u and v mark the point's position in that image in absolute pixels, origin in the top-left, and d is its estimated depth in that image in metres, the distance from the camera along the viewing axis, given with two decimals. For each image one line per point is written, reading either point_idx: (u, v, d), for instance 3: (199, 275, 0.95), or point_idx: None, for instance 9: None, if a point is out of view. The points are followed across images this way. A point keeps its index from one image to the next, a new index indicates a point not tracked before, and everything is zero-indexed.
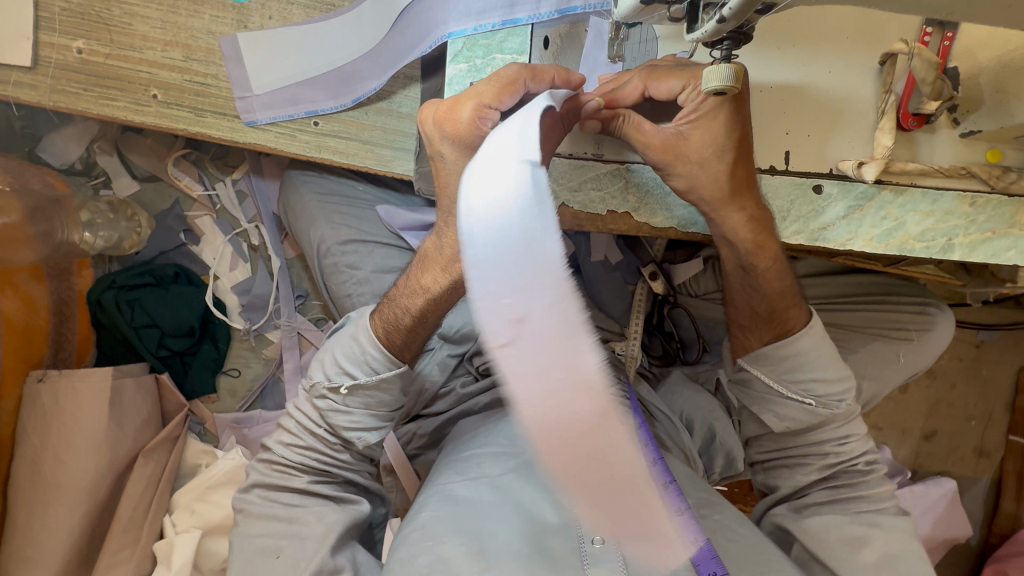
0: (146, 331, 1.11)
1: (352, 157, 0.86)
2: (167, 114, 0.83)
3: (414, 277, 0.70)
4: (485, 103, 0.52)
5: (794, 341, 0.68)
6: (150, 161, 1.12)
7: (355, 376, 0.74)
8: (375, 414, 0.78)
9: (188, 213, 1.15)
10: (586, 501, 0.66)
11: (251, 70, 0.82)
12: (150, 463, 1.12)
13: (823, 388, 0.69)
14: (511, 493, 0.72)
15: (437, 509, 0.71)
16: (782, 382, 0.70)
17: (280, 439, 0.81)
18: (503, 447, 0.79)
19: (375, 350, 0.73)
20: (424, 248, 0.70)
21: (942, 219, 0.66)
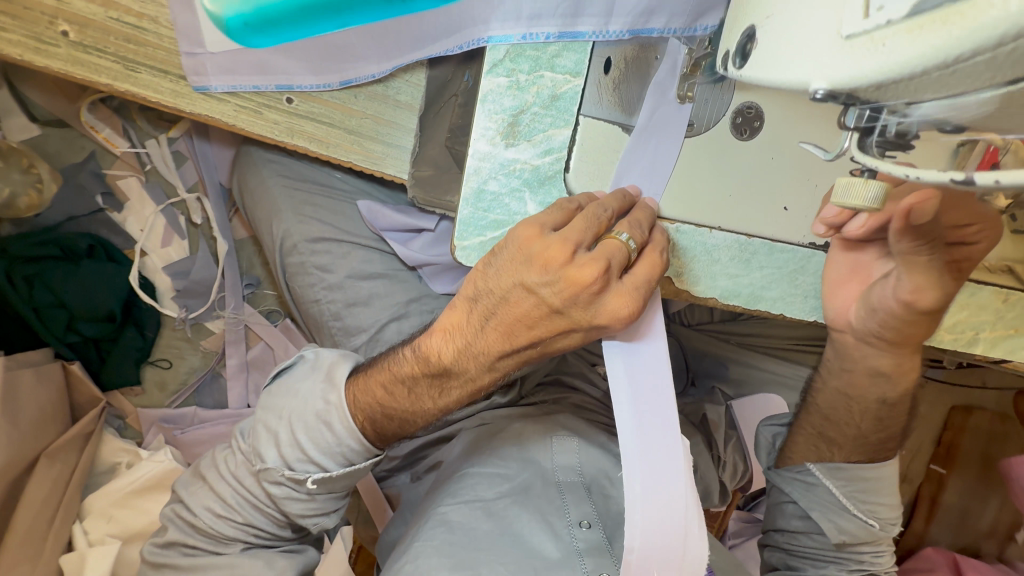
0: (51, 314, 0.92)
1: (333, 148, 0.70)
2: (85, 62, 0.63)
3: (418, 375, 0.56)
4: (586, 248, 0.47)
5: (880, 467, 0.66)
6: (54, 100, 0.88)
7: (326, 469, 0.61)
8: (337, 496, 0.66)
9: (107, 172, 0.93)
10: (588, 530, 0.72)
11: (203, 15, 0.62)
12: (55, 467, 0.95)
13: (885, 510, 0.67)
14: (508, 521, 0.71)
15: (431, 538, 0.68)
16: (849, 496, 0.67)
17: (206, 504, 0.66)
18: (496, 467, 0.76)
19: (354, 441, 0.61)
20: (430, 348, 0.55)
21: (972, 313, 0.64)
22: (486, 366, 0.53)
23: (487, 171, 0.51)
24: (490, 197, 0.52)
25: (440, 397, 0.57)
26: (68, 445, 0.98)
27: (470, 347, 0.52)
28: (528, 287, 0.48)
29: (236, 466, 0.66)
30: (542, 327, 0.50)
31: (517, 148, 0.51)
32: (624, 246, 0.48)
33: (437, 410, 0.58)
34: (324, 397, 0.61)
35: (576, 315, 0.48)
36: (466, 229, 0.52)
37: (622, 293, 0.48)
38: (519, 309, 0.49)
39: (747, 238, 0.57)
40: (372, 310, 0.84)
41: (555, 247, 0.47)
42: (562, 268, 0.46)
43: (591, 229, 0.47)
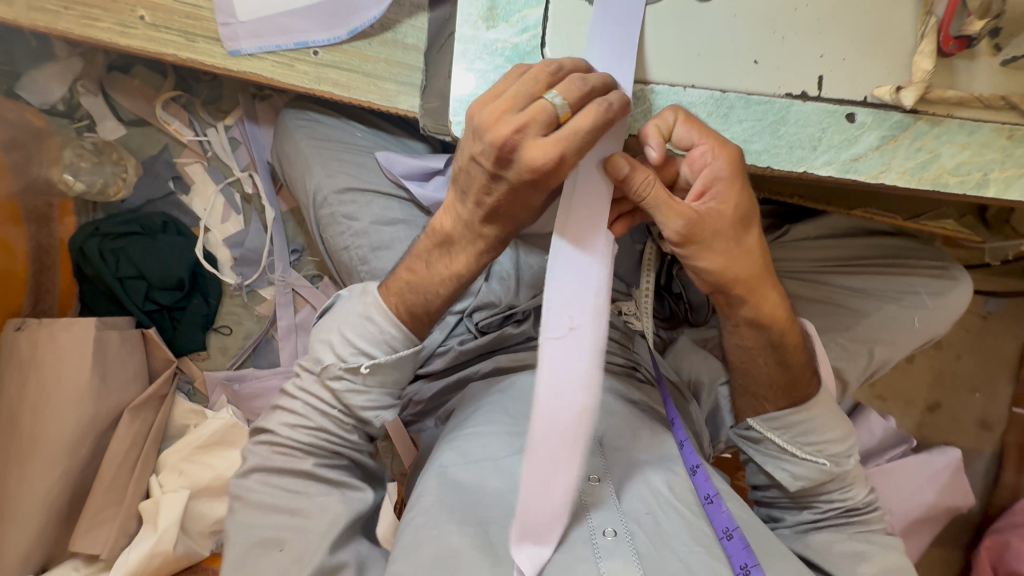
0: (133, 282, 1.06)
1: (354, 90, 0.81)
2: (157, 39, 0.78)
3: (434, 258, 0.67)
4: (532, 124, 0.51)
5: (808, 405, 0.71)
6: (137, 103, 1.06)
7: (374, 356, 0.68)
8: (392, 395, 0.71)
9: (177, 160, 1.10)
10: (597, 484, 0.70)
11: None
12: (137, 422, 1.07)
13: (831, 445, 0.72)
14: (517, 478, 0.69)
15: (438, 493, 0.67)
16: (794, 441, 0.73)
17: (282, 420, 0.71)
18: (505, 422, 0.75)
19: (394, 328, 0.68)
20: (440, 223, 0.65)
21: (976, 153, 0.62)
22: (479, 232, 0.63)
23: (473, 52, 0.59)
24: (478, 75, 0.60)
25: (450, 265, 0.66)
26: (146, 404, 1.10)
27: (461, 216, 0.63)
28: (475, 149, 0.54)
29: (304, 379, 0.72)
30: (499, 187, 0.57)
31: (497, 29, 0.59)
32: (552, 106, 0.51)
33: (450, 279, 0.67)
34: (362, 301, 0.69)
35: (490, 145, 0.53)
36: (460, 105, 0.60)
37: (553, 145, 0.51)
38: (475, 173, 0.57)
39: (722, 94, 0.60)
40: (394, 252, 0.92)
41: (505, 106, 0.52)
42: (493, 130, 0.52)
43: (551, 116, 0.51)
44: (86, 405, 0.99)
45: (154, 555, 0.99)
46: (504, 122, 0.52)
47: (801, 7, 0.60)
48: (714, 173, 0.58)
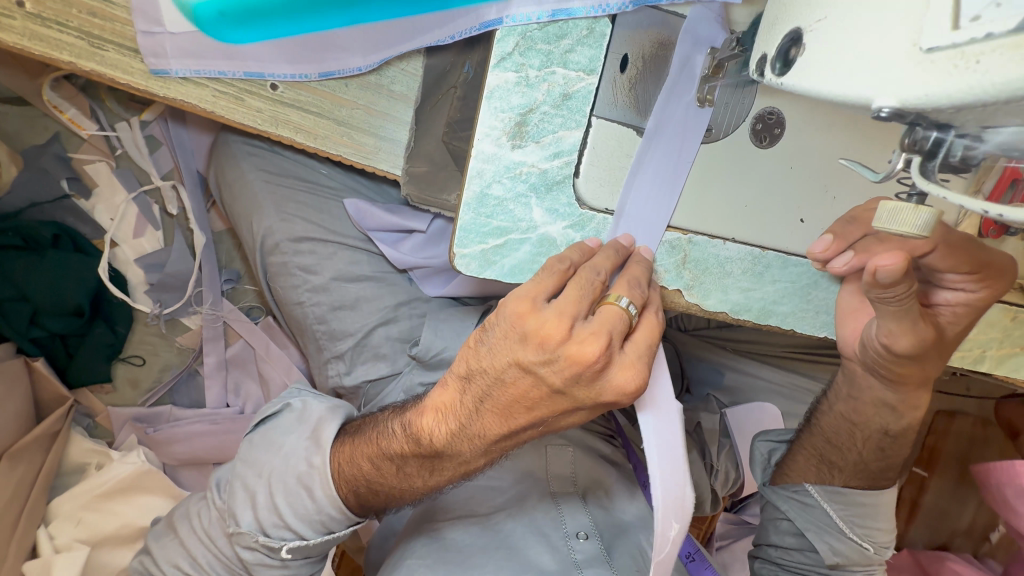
0: (16, 306, 0.87)
1: (322, 141, 0.65)
2: (44, 36, 0.57)
3: (412, 454, 0.54)
4: (581, 316, 0.44)
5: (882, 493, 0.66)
6: (13, 76, 0.80)
7: (304, 537, 0.61)
8: (314, 561, 0.66)
9: (74, 155, 0.86)
10: (585, 541, 0.73)
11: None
12: (17, 472, 0.89)
13: (883, 535, 0.66)
14: (506, 537, 0.73)
15: (423, 556, 0.70)
16: (847, 519, 0.67)
17: (177, 561, 0.67)
18: (491, 478, 0.79)
19: (334, 507, 0.60)
20: (425, 428, 0.51)
21: (980, 330, 0.62)
22: (483, 446, 0.50)
23: (491, 173, 0.47)
24: (494, 202, 0.48)
25: (435, 473, 0.55)
26: (32, 446, 0.92)
27: (469, 428, 0.49)
28: (518, 364, 0.44)
29: (210, 522, 0.66)
30: (543, 408, 0.47)
31: (524, 150, 0.47)
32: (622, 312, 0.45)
33: (427, 483, 0.56)
34: (306, 457, 0.61)
35: (579, 395, 0.45)
36: (467, 235, 0.49)
37: (623, 358, 0.45)
38: (518, 389, 0.46)
39: (761, 251, 0.54)
40: (358, 314, 0.80)
41: (551, 323, 0.43)
42: (544, 340, 0.43)
43: (612, 318, 0.44)
44: None
45: None
46: (562, 329, 0.43)
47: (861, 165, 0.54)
48: (969, 301, 0.53)
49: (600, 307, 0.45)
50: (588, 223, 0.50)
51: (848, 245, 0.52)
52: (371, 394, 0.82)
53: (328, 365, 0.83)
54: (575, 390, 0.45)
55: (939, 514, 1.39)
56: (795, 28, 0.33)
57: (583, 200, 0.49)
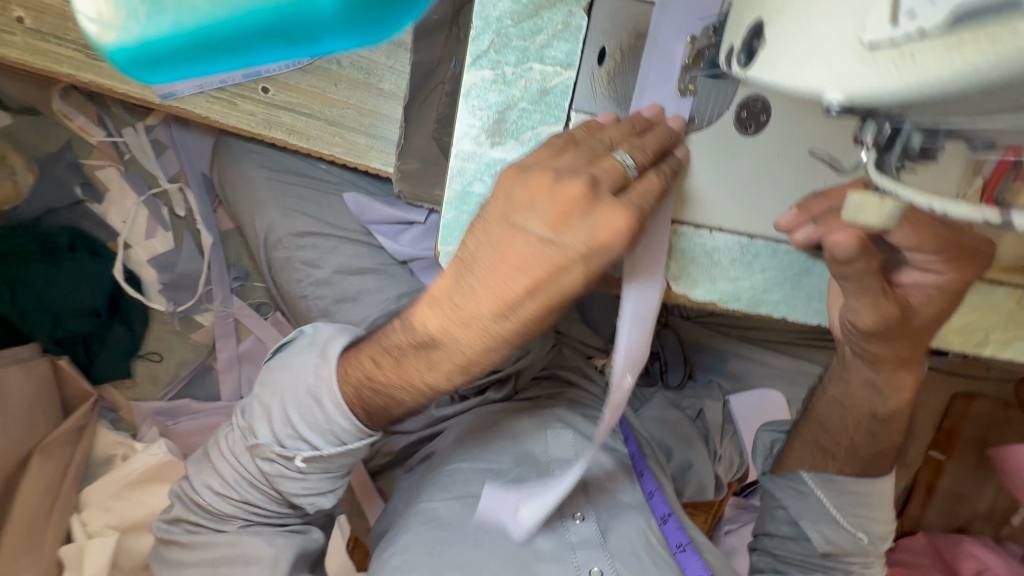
0: (36, 310, 0.89)
1: (315, 141, 0.66)
2: (46, 52, 0.59)
3: (410, 358, 0.52)
4: (571, 170, 0.42)
5: (876, 481, 0.65)
6: (25, 87, 0.83)
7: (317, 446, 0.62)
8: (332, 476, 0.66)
9: (85, 162, 0.89)
10: (582, 523, 0.75)
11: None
12: (49, 465, 0.94)
13: (877, 526, 0.66)
14: None
15: (418, 533, 0.71)
16: (840, 509, 0.66)
17: (207, 482, 0.69)
18: (490, 461, 0.79)
19: (344, 418, 0.60)
20: (420, 322, 0.49)
21: (983, 315, 0.61)
22: (479, 326, 0.45)
23: (472, 172, 0.48)
24: (476, 200, 0.48)
25: (430, 375, 0.51)
26: (61, 441, 0.97)
27: (461, 309, 0.45)
28: (508, 220, 0.42)
29: (235, 444, 0.68)
30: (539, 269, 0.42)
31: (504, 148, 0.47)
32: (623, 165, 0.43)
33: (424, 393, 0.54)
34: (317, 369, 0.62)
35: (576, 245, 0.41)
36: (450, 233, 0.49)
37: (621, 205, 0.41)
38: (509, 253, 0.42)
39: (749, 240, 0.54)
40: (361, 306, 0.80)
41: (538, 178, 0.42)
42: (528, 196, 0.42)
43: (607, 168, 0.42)
44: None
45: None
46: (549, 185, 0.41)
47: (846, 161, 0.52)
48: (943, 283, 0.52)
49: (595, 159, 0.43)
50: None
51: (813, 218, 0.50)
52: None
53: None
54: (573, 243, 0.41)
55: (957, 498, 1.37)
56: (756, 19, 0.30)
57: None
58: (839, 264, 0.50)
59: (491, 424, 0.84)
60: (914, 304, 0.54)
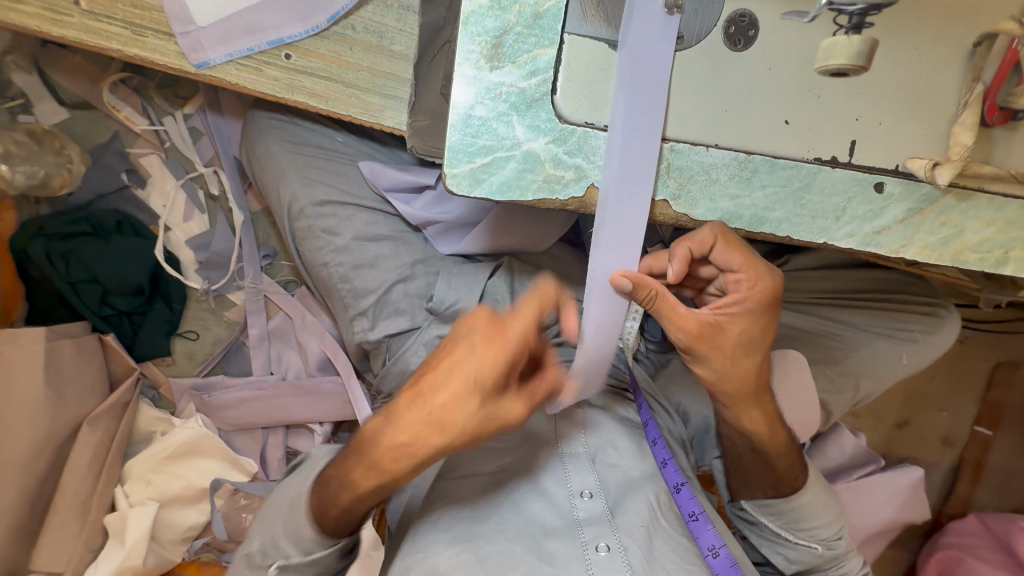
0: (85, 287, 0.97)
1: (332, 103, 0.71)
2: (98, 30, 0.66)
3: (355, 462, 0.60)
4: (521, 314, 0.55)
5: (798, 498, 0.75)
6: (80, 83, 0.93)
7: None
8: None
9: (130, 150, 0.98)
10: (590, 500, 0.75)
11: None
12: (96, 436, 1.00)
13: (825, 530, 0.76)
14: (511, 498, 0.75)
15: (440, 518, 0.74)
16: (781, 524, 0.77)
17: None
18: (499, 441, 0.81)
19: (312, 530, 0.64)
20: (368, 427, 0.60)
21: (1000, 230, 0.59)
22: (403, 447, 0.56)
23: (474, 96, 0.51)
24: (478, 122, 0.52)
25: (365, 482, 0.59)
26: (107, 414, 1.02)
27: (391, 420, 0.57)
28: (457, 340, 0.55)
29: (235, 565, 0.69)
30: (460, 387, 0.53)
31: (502, 71, 0.51)
32: (547, 315, 0.56)
33: (365, 493, 0.60)
34: (301, 486, 0.66)
35: (500, 371, 0.54)
36: (456, 156, 0.52)
37: (527, 321, 0.54)
38: (446, 364, 0.55)
39: (746, 155, 0.55)
40: (377, 272, 0.85)
41: (494, 318, 0.56)
42: (480, 323, 0.55)
43: (539, 316, 0.55)
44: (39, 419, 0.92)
45: (123, 570, 0.97)
46: (509, 322, 0.54)
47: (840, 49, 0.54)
48: (743, 300, 0.61)
49: (539, 306, 0.55)
50: (569, 137, 0.53)
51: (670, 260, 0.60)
52: (394, 347, 0.88)
53: (355, 322, 0.88)
54: (503, 348, 0.53)
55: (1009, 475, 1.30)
56: None
57: (563, 113, 0.52)
58: (698, 346, 0.61)
59: None
60: (725, 325, 0.62)
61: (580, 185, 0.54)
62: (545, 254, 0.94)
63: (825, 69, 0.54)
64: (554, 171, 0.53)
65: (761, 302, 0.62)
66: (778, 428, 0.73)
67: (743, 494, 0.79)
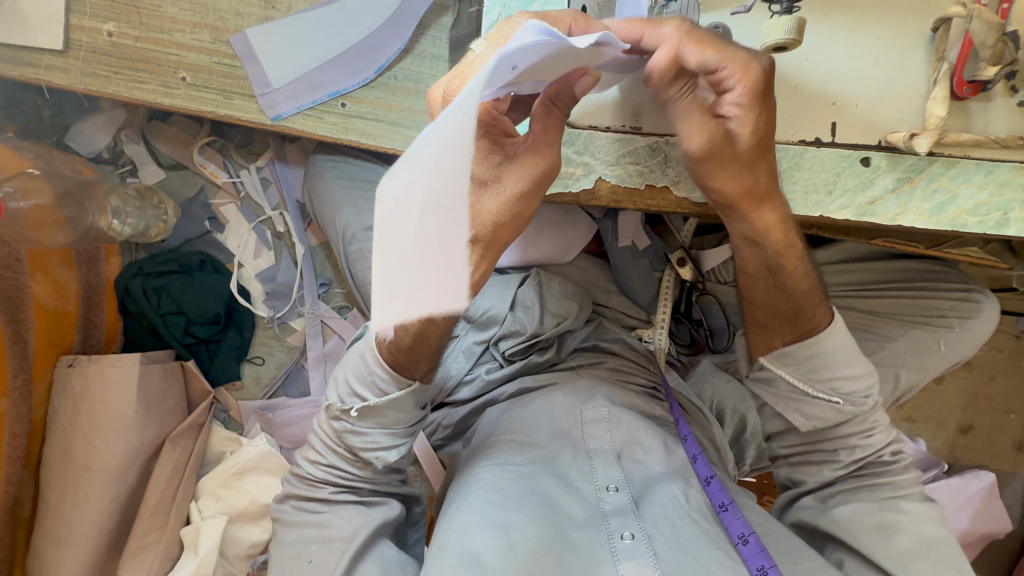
0: (173, 318, 1.12)
1: (380, 139, 0.83)
2: (197, 97, 0.84)
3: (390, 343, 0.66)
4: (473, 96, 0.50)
5: (820, 340, 0.68)
6: (175, 148, 1.13)
7: (366, 399, 0.69)
8: (393, 433, 0.72)
9: (213, 201, 1.16)
10: (616, 493, 0.71)
11: (267, 63, 0.83)
12: (176, 452, 1.12)
13: (849, 384, 0.69)
14: (538, 484, 0.71)
15: (463, 498, 0.70)
16: (805, 379, 0.70)
17: None
18: (525, 438, 0.78)
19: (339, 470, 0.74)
20: None
21: (995, 192, 0.62)
22: None
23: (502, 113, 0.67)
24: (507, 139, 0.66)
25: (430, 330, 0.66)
26: (186, 433, 1.14)
27: None
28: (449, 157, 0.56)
29: None
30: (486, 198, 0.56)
31: None
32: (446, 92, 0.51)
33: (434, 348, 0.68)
34: (318, 439, 0.75)
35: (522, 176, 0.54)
36: None
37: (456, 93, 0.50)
38: None
39: None
40: None
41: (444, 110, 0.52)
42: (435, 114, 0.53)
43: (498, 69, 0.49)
44: (131, 434, 1.04)
45: None
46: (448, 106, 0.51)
47: (806, 45, 0.63)
48: (748, 90, 0.54)
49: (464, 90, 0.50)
50: (576, 139, 0.65)
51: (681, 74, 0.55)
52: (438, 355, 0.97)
53: None
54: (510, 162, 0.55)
55: None
56: None
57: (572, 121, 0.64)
58: (710, 156, 0.59)
59: (527, 401, 0.85)
60: (734, 124, 0.57)
61: (588, 179, 0.66)
62: (570, 263, 1.01)
63: (767, 47, 0.56)
64: (566, 169, 0.66)
65: (761, 96, 0.55)
66: (795, 241, 0.67)
67: (763, 347, 0.74)
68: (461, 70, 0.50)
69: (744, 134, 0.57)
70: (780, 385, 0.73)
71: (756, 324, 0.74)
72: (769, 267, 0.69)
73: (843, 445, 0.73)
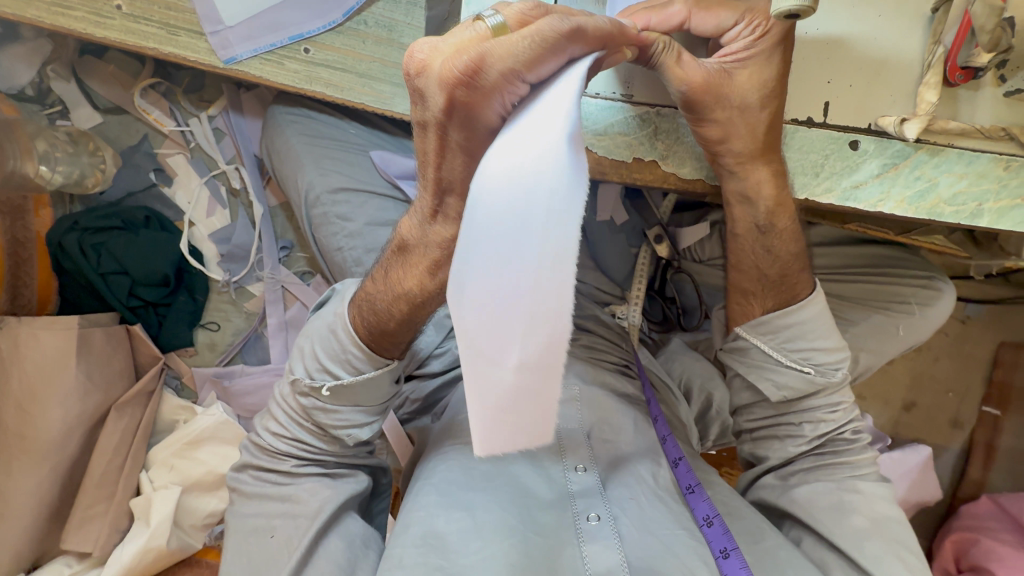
0: (115, 278, 1.02)
1: (347, 92, 0.76)
2: (135, 30, 0.73)
3: (392, 274, 0.61)
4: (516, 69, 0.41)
5: (799, 311, 0.69)
6: (112, 89, 1.01)
7: (338, 377, 0.66)
8: (366, 411, 0.69)
9: (158, 150, 1.06)
10: (584, 474, 0.71)
11: None
12: (123, 421, 1.05)
13: (823, 356, 0.70)
14: (507, 466, 0.70)
15: (430, 480, 0.68)
16: (784, 347, 0.71)
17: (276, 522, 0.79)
18: None
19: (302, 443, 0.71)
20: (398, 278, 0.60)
21: (974, 182, 0.62)
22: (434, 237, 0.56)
23: None
24: None
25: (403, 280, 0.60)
26: (133, 401, 1.07)
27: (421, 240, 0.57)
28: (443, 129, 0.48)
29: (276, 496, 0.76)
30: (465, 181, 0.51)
31: None
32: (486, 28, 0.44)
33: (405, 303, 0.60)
34: (284, 405, 0.71)
35: None
36: None
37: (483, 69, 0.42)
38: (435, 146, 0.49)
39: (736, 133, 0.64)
40: None
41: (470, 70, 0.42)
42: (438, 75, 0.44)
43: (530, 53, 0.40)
44: (70, 402, 0.96)
45: (147, 551, 0.99)
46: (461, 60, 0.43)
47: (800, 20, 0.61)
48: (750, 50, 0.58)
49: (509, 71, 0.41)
50: None
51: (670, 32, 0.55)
52: None
53: None
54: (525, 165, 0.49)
55: None
56: None
57: None
58: (706, 99, 0.58)
59: None
60: (734, 71, 0.59)
61: None
62: None
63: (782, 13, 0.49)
64: None
65: (776, 46, 0.58)
66: (784, 201, 0.67)
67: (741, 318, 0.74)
68: (468, 40, 0.43)
69: (739, 84, 0.59)
70: (754, 354, 0.73)
71: (738, 291, 0.75)
72: (759, 227, 0.69)
73: (807, 419, 0.74)
